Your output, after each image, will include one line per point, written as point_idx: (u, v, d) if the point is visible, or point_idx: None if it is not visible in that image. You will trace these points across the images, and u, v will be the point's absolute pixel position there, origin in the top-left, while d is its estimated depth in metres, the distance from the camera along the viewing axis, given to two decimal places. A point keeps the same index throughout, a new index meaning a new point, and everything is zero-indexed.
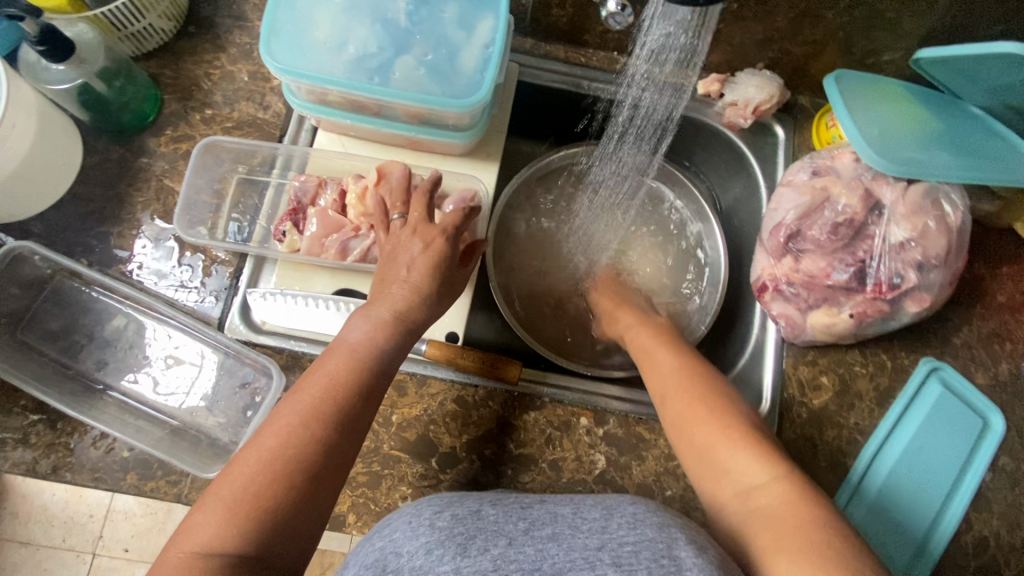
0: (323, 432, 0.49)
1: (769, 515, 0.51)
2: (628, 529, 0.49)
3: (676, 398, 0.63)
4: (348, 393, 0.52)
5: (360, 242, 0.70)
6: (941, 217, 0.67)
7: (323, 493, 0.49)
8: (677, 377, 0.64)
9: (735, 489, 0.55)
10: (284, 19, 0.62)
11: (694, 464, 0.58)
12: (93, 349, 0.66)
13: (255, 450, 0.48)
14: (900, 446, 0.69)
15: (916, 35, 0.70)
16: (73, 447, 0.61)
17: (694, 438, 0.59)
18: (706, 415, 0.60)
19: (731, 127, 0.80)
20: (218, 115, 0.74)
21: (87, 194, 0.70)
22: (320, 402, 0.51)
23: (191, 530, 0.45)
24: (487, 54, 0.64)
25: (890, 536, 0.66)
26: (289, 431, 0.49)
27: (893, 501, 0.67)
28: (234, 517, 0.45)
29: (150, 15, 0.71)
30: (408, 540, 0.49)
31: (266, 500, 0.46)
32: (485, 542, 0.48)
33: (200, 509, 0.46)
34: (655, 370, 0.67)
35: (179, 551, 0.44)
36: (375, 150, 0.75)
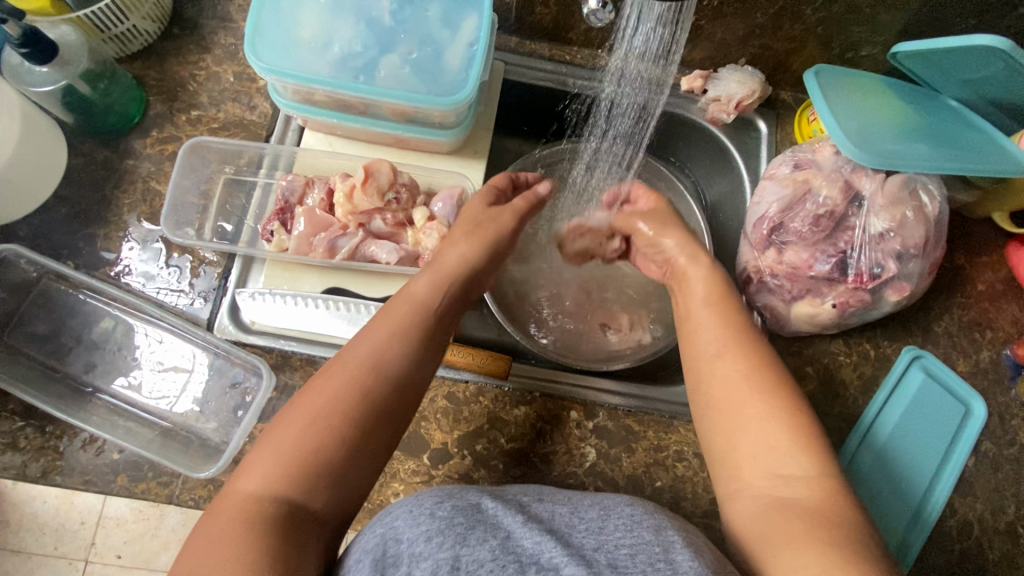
0: (377, 393, 0.52)
1: (792, 503, 0.50)
2: (624, 530, 0.50)
3: (728, 359, 0.58)
4: (404, 351, 0.55)
5: (348, 241, 0.70)
6: (918, 208, 0.68)
7: (366, 452, 0.50)
8: (733, 337, 0.59)
9: (767, 468, 0.53)
10: (268, 19, 0.62)
11: (729, 431, 0.56)
12: (80, 352, 0.66)
13: (312, 402, 0.51)
14: (885, 430, 0.70)
15: (892, 30, 0.71)
16: (63, 450, 0.61)
17: (738, 405, 0.56)
18: (756, 388, 0.56)
19: (715, 122, 0.81)
20: (204, 116, 0.74)
21: (72, 196, 0.70)
22: (377, 364, 0.53)
23: (250, 471, 0.48)
24: (471, 52, 0.64)
25: (883, 515, 0.66)
26: (348, 379, 0.52)
27: (883, 483, 0.68)
28: (289, 464, 0.47)
29: (134, 16, 0.71)
30: (408, 526, 0.49)
31: (318, 449, 0.48)
32: (484, 533, 0.48)
33: (258, 448, 0.49)
34: (707, 326, 0.61)
35: (236, 489, 0.47)
36: (362, 148, 0.75)
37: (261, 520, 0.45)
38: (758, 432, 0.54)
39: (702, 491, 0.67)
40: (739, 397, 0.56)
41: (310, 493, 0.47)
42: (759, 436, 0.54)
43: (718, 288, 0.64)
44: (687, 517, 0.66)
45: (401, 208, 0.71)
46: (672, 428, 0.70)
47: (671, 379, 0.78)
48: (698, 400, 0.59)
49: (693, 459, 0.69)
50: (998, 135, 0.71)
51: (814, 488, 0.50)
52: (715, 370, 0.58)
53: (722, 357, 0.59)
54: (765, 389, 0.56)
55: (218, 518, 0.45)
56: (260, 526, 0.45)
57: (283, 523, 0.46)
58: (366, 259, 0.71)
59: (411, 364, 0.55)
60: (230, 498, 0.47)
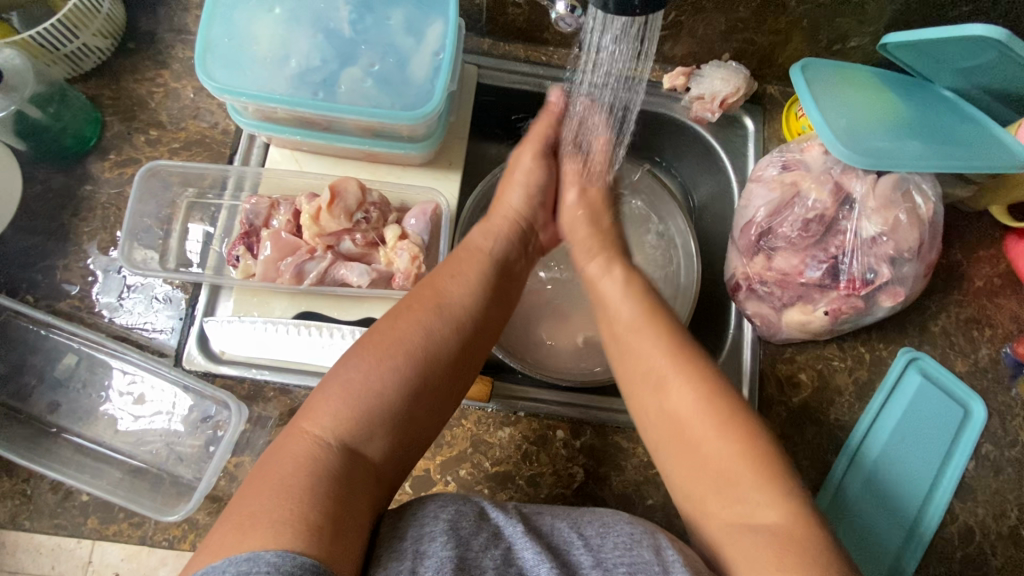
0: (451, 346, 0.53)
1: (763, 531, 0.48)
2: (622, 550, 0.46)
3: (672, 391, 0.55)
4: (475, 301, 0.57)
5: (316, 264, 0.67)
6: (912, 209, 0.66)
7: (431, 405, 0.51)
8: (672, 365, 0.56)
9: (730, 498, 0.50)
10: (221, 34, 0.60)
11: (689, 464, 0.53)
12: (44, 390, 0.64)
13: (382, 349, 0.51)
14: (872, 455, 0.67)
15: (881, 20, 0.68)
16: (30, 494, 0.58)
17: (692, 438, 0.53)
18: (708, 415, 0.53)
19: (699, 121, 0.78)
20: (164, 135, 0.70)
21: (28, 226, 0.67)
22: (452, 317, 0.55)
23: (317, 415, 0.47)
24: (438, 61, 0.61)
25: (878, 530, 0.65)
26: (418, 324, 0.53)
27: (871, 511, 0.65)
28: (360, 412, 0.48)
29: (84, 34, 0.67)
30: (415, 526, 0.45)
31: (386, 392, 0.49)
32: (487, 540, 0.45)
33: (324, 391, 0.49)
34: (646, 353, 0.58)
35: (303, 432, 0.47)
36: (330, 165, 0.71)
37: (332, 463, 0.45)
38: (716, 460, 0.52)
39: None
40: (690, 428, 0.53)
41: (374, 442, 0.47)
42: (717, 463, 0.52)
43: (647, 311, 0.60)
44: (679, 536, 0.64)
45: (371, 228, 0.68)
46: None
47: None
48: (649, 435, 0.56)
49: None
50: (995, 126, 0.68)
51: (778, 510, 0.49)
52: (666, 405, 0.55)
53: (665, 388, 0.55)
54: (715, 417, 0.53)
55: (282, 461, 0.45)
56: (325, 471, 0.44)
57: (346, 471, 0.45)
58: (337, 282, 0.68)
59: (480, 315, 0.57)
60: (295, 439, 0.46)
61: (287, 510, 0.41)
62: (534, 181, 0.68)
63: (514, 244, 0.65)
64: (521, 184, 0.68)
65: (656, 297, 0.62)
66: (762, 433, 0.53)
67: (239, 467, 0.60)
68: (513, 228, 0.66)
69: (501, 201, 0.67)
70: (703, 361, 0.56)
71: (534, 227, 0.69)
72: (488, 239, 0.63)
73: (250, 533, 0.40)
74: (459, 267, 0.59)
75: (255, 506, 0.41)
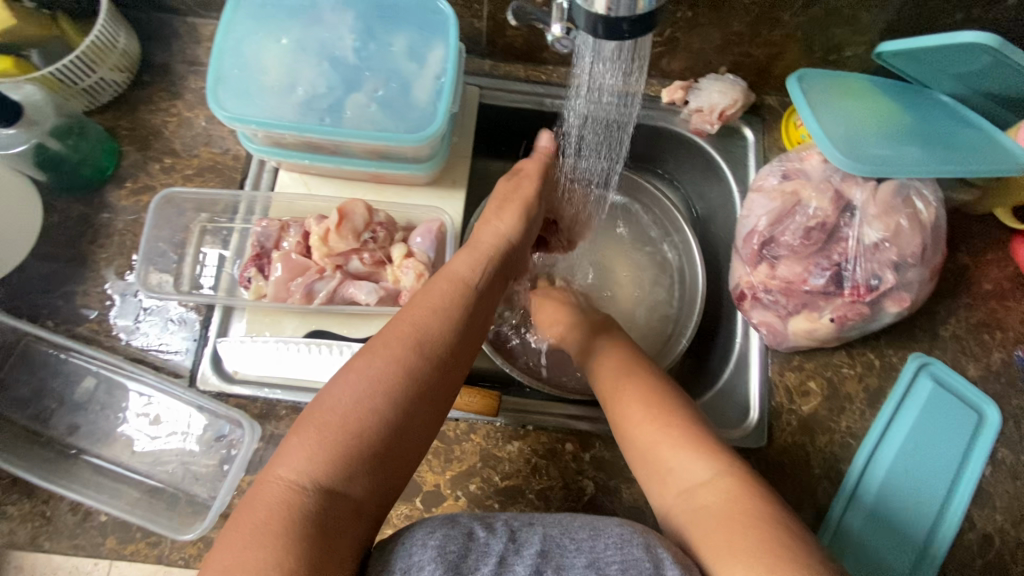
0: (427, 375, 0.51)
1: (714, 509, 0.50)
2: (614, 548, 0.46)
3: (625, 394, 0.61)
4: (447, 329, 0.55)
5: (325, 284, 0.69)
6: (914, 215, 0.66)
7: (409, 441, 0.50)
8: (625, 374, 0.63)
9: (682, 487, 0.54)
10: (231, 65, 0.62)
11: (648, 462, 0.56)
12: (64, 413, 0.65)
13: (352, 383, 0.50)
14: (873, 488, 0.66)
15: (875, 30, 0.69)
16: (49, 516, 0.59)
17: (638, 431, 0.58)
18: (654, 407, 0.59)
19: (698, 134, 0.79)
20: (178, 163, 0.73)
21: (48, 254, 0.69)
22: (420, 343, 0.53)
23: (289, 459, 0.46)
24: (440, 84, 0.63)
25: (895, 537, 0.64)
26: (396, 363, 0.51)
27: (879, 546, 0.63)
28: (333, 454, 0.46)
29: (101, 69, 0.70)
30: (403, 558, 0.45)
31: (364, 433, 0.47)
32: (476, 560, 0.44)
33: (299, 436, 0.47)
34: (603, 367, 0.65)
35: (277, 478, 0.46)
36: (338, 187, 0.74)
37: (308, 509, 0.44)
38: (667, 453, 0.56)
39: None
40: (642, 426, 0.58)
41: (353, 480, 0.46)
42: (670, 455, 0.55)
43: (603, 334, 0.69)
44: None
45: (378, 247, 0.70)
46: None
47: None
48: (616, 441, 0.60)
49: None
50: (995, 130, 0.68)
51: (717, 494, 0.51)
52: (621, 410, 0.60)
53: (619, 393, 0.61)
54: (658, 412, 0.58)
55: (256, 509, 0.44)
56: (300, 515, 0.44)
57: (325, 514, 0.44)
58: (346, 301, 0.69)
59: (457, 351, 0.54)
60: (270, 485, 0.46)
61: (263, 558, 0.41)
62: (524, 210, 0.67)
63: (493, 272, 0.61)
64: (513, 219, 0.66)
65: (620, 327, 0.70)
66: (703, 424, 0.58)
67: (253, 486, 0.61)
68: (496, 253, 0.63)
69: (491, 224, 0.66)
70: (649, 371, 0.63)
71: (518, 252, 0.66)
72: (467, 269, 0.60)
73: None
74: (434, 300, 0.57)
75: (229, 559, 0.42)
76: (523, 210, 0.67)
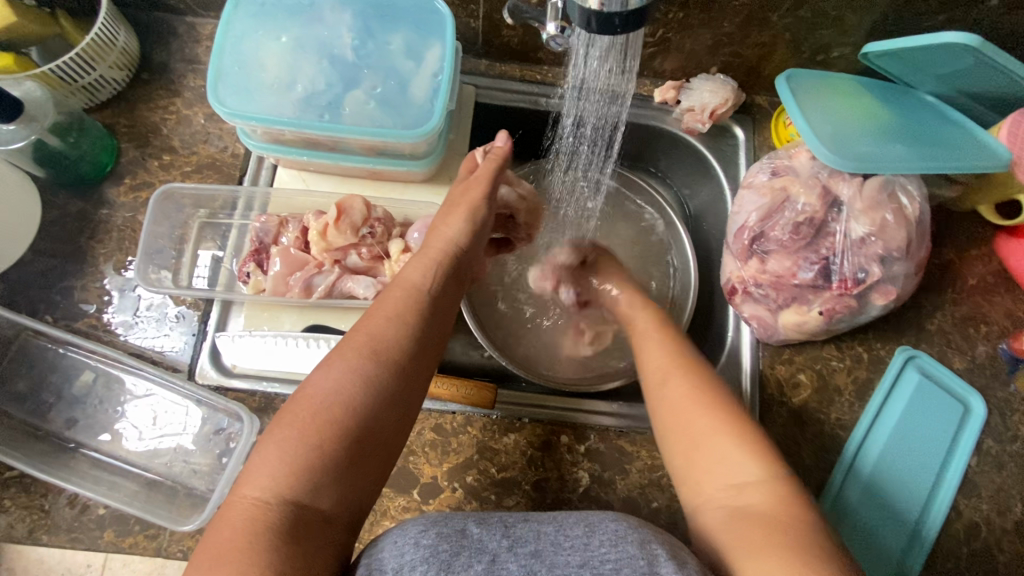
0: (387, 385, 0.51)
1: (747, 509, 0.50)
2: (609, 546, 0.46)
3: (673, 384, 0.61)
4: (405, 336, 0.54)
5: (324, 278, 0.70)
6: (898, 210, 0.68)
7: (375, 449, 0.49)
8: (674, 363, 0.62)
9: (720, 479, 0.54)
10: (231, 63, 0.63)
11: (686, 451, 0.57)
12: (62, 408, 0.66)
13: (312, 398, 0.49)
14: (869, 459, 0.68)
15: (861, 31, 0.71)
16: (47, 509, 0.60)
17: (687, 423, 0.57)
18: (705, 402, 0.58)
19: (690, 132, 0.80)
20: (177, 160, 0.74)
21: (46, 249, 0.69)
22: (381, 353, 0.52)
23: (254, 478, 0.46)
24: (436, 82, 0.65)
25: (885, 522, 0.65)
26: (354, 375, 0.50)
27: (872, 522, 0.65)
28: (296, 471, 0.46)
29: (101, 66, 0.71)
30: (393, 556, 0.46)
31: (325, 445, 0.47)
32: (469, 558, 0.45)
33: (262, 452, 0.47)
34: (651, 355, 0.65)
35: (245, 496, 0.46)
36: (336, 183, 0.75)
37: (274, 524, 0.44)
38: (707, 444, 0.56)
39: None
40: (687, 416, 0.58)
41: (319, 493, 0.46)
42: (711, 450, 0.55)
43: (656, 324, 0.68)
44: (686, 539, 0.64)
45: (376, 242, 0.71)
46: None
47: None
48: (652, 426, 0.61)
49: None
50: (977, 128, 0.70)
51: (764, 494, 0.51)
52: (667, 401, 0.60)
53: (666, 381, 0.61)
54: (708, 406, 0.58)
55: (223, 530, 0.45)
56: (268, 530, 0.44)
57: (292, 528, 0.44)
58: (344, 295, 0.70)
59: (416, 361, 0.54)
60: (238, 504, 0.46)
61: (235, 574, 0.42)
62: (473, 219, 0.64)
63: (447, 279, 0.60)
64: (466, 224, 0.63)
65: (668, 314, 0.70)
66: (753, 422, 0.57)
67: None
68: (448, 262, 0.61)
69: (439, 232, 0.63)
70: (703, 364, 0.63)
71: (472, 259, 0.64)
72: (420, 275, 0.59)
73: None
74: (392, 308, 0.56)
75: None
76: (471, 217, 0.64)
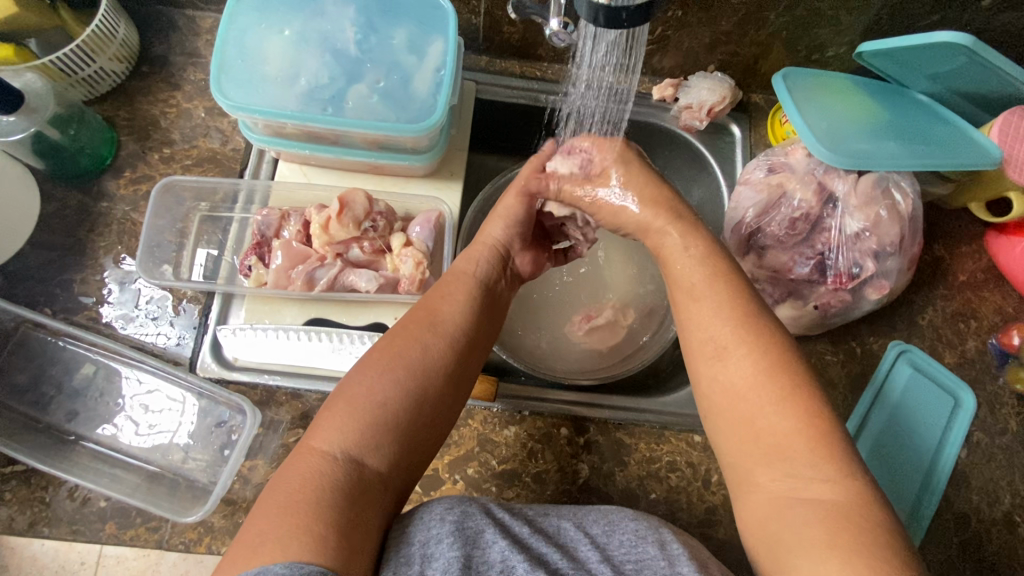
0: (449, 361, 0.54)
1: (809, 506, 0.47)
2: (629, 547, 0.47)
3: (732, 361, 0.53)
4: (464, 320, 0.57)
5: (326, 271, 0.70)
6: (892, 206, 0.69)
7: (431, 415, 0.51)
8: (734, 335, 0.54)
9: (782, 470, 0.49)
10: (234, 56, 0.63)
11: (741, 435, 0.52)
12: (62, 400, 0.66)
13: (379, 362, 0.52)
14: (895, 395, 0.72)
15: (856, 31, 0.73)
16: (49, 501, 0.60)
17: (748, 413, 0.51)
18: (769, 389, 0.51)
19: (687, 130, 0.82)
20: (177, 153, 0.74)
21: (46, 242, 0.69)
22: (448, 330, 0.55)
23: (322, 431, 0.48)
24: (439, 77, 0.65)
25: (895, 481, 0.68)
26: (414, 344, 0.53)
27: (891, 455, 0.69)
28: (366, 426, 0.48)
29: (101, 58, 0.71)
30: (421, 529, 0.46)
31: (390, 405, 0.49)
32: (493, 534, 0.46)
33: (330, 408, 0.50)
34: (706, 322, 0.55)
35: (311, 448, 0.47)
36: (337, 177, 0.75)
37: (339, 478, 0.46)
38: (774, 432, 0.50)
39: (698, 500, 0.66)
40: (747, 400, 0.52)
41: (378, 451, 0.48)
42: (773, 438, 0.50)
43: (710, 279, 0.57)
44: (683, 528, 0.65)
45: (378, 236, 0.71)
46: (663, 439, 0.69)
47: (658, 390, 0.78)
48: (702, 401, 0.55)
49: (686, 470, 0.68)
50: (968, 127, 0.71)
51: (835, 489, 0.47)
52: (721, 381, 0.53)
53: (724, 357, 0.54)
54: (772, 395, 0.51)
55: (290, 479, 0.46)
56: (333, 487, 0.45)
57: (354, 485, 0.46)
58: (346, 288, 0.70)
59: (471, 334, 0.57)
60: (303, 457, 0.47)
61: (295, 524, 0.42)
62: (513, 217, 0.65)
63: (496, 266, 0.63)
64: (503, 217, 0.65)
65: (733, 263, 0.59)
66: (828, 413, 0.51)
67: (252, 470, 0.62)
68: (491, 253, 0.63)
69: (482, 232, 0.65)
70: (774, 334, 0.54)
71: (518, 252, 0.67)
72: (469, 263, 0.62)
73: (259, 549, 0.41)
74: (444, 293, 0.59)
75: (263, 526, 0.43)
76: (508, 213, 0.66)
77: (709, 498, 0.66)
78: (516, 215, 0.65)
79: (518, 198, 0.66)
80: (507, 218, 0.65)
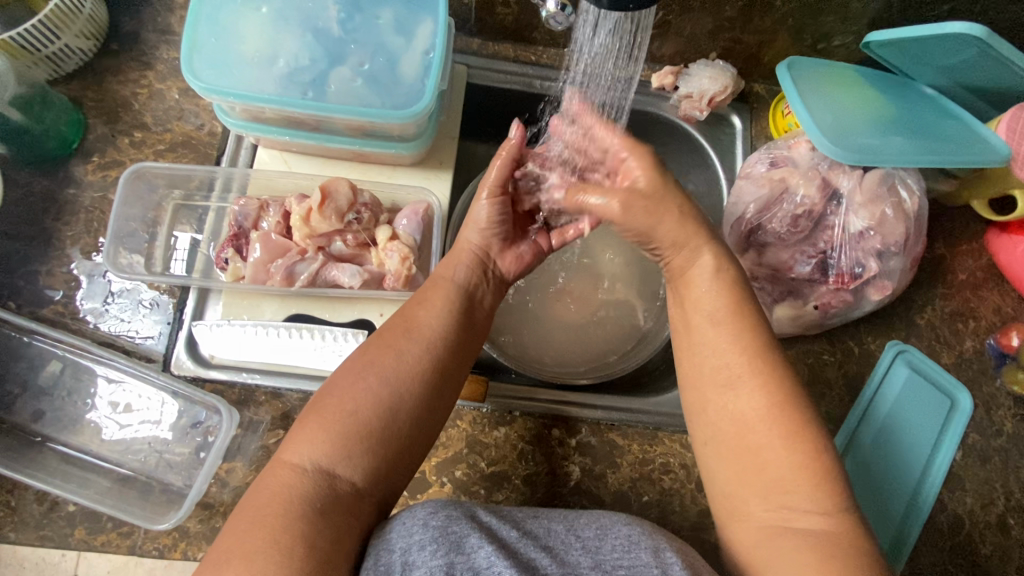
0: (423, 371, 0.51)
1: (804, 535, 0.46)
2: (621, 552, 0.45)
3: (743, 392, 0.51)
4: (444, 328, 0.54)
5: (306, 266, 0.67)
6: (897, 204, 0.67)
7: (408, 424, 0.49)
8: (748, 367, 0.51)
9: (777, 502, 0.48)
10: (207, 34, 0.59)
11: (743, 466, 0.50)
12: (27, 399, 0.62)
13: (353, 373, 0.50)
14: (892, 394, 0.70)
15: (864, 18, 0.70)
16: (14, 506, 0.57)
17: (756, 444, 0.50)
18: (778, 421, 0.50)
19: (687, 120, 0.79)
20: (149, 138, 0.69)
21: (9, 231, 0.65)
22: (426, 338, 0.53)
23: (297, 443, 0.47)
24: (428, 59, 0.62)
25: (886, 489, 0.65)
26: (391, 351, 0.51)
27: (886, 452, 0.67)
28: (338, 438, 0.46)
29: (66, 35, 0.66)
30: (402, 536, 0.44)
31: (361, 413, 0.47)
32: (478, 538, 0.43)
33: (304, 422, 0.48)
34: (718, 350, 0.53)
35: (285, 463, 0.46)
36: (318, 166, 0.72)
37: (307, 493, 0.44)
38: (777, 470, 0.49)
39: (690, 502, 0.65)
40: (756, 433, 0.50)
41: (350, 462, 0.46)
42: (776, 468, 0.49)
43: (733, 306, 0.54)
44: (675, 531, 0.63)
45: (363, 229, 0.68)
46: (656, 440, 0.67)
47: (652, 389, 0.76)
48: (703, 426, 0.53)
49: (680, 471, 0.66)
50: (977, 123, 0.69)
51: (829, 520, 0.47)
52: (734, 406, 0.51)
53: (735, 386, 0.51)
54: (783, 430, 0.49)
55: (261, 490, 0.45)
56: (301, 500, 0.44)
57: (322, 497, 0.44)
58: (328, 283, 0.67)
59: (450, 343, 0.54)
60: (276, 472, 0.45)
61: (264, 539, 0.41)
62: (485, 219, 0.61)
63: (475, 272, 0.60)
64: (474, 221, 0.61)
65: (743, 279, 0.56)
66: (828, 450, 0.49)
67: (230, 473, 0.59)
68: (472, 258, 0.60)
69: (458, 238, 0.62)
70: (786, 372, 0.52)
71: (515, 247, 0.63)
72: (448, 268, 0.59)
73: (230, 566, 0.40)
74: (423, 298, 0.56)
75: (234, 538, 0.42)
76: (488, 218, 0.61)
77: (703, 500, 0.65)
78: (485, 217, 0.61)
79: (486, 199, 0.61)
80: (478, 222, 0.61)
